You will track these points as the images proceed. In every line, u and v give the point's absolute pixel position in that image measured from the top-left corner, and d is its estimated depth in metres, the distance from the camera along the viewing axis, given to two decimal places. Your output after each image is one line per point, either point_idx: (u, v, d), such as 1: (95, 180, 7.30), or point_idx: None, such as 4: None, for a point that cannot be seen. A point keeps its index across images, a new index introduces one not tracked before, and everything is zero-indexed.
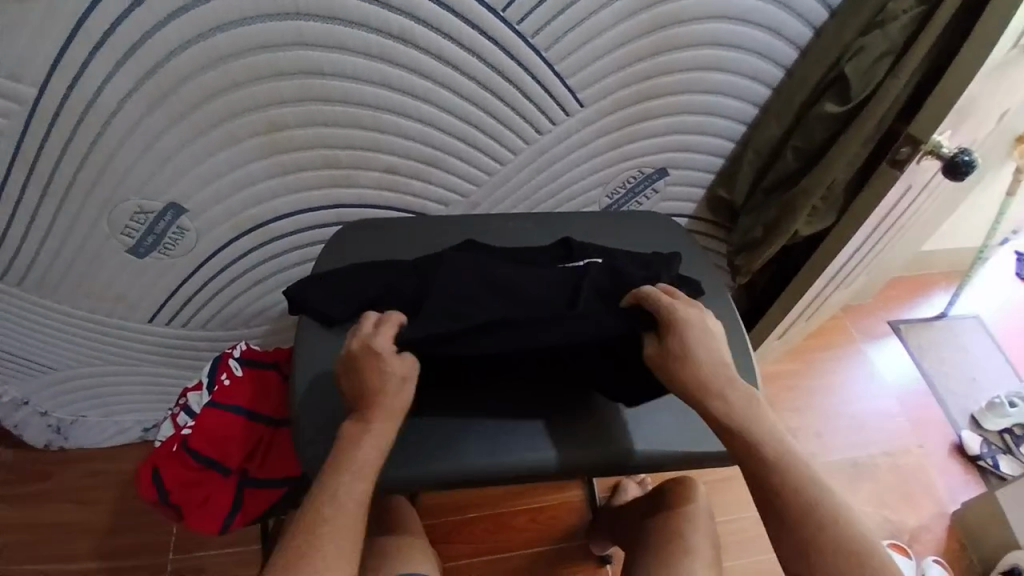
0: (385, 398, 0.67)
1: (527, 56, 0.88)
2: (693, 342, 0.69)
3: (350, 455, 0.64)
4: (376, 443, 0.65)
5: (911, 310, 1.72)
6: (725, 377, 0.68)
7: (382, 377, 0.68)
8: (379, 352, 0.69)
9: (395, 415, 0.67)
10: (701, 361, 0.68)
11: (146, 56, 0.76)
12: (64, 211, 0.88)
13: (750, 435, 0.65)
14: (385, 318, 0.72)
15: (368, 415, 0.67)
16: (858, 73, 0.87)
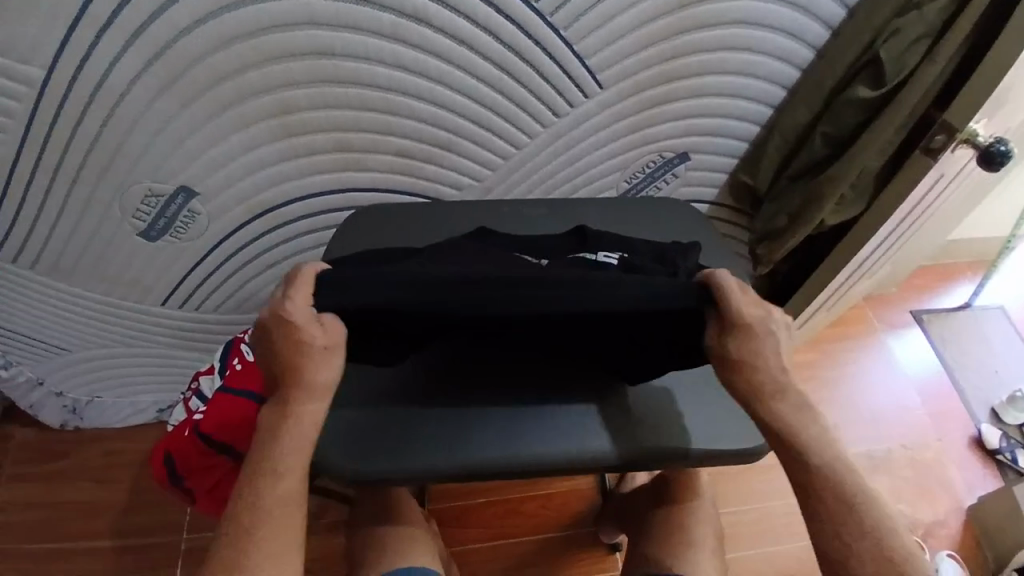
0: (308, 378, 0.61)
1: (545, 36, 0.85)
2: (755, 345, 0.63)
3: (272, 449, 0.60)
4: (295, 432, 0.61)
5: (934, 300, 1.68)
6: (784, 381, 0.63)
7: (302, 350, 0.60)
8: (293, 324, 0.60)
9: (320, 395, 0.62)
10: (762, 367, 0.63)
11: (155, 35, 0.74)
12: (75, 194, 0.87)
13: (803, 442, 0.62)
14: (295, 275, 0.62)
15: (286, 400, 0.61)
16: (892, 57, 0.83)
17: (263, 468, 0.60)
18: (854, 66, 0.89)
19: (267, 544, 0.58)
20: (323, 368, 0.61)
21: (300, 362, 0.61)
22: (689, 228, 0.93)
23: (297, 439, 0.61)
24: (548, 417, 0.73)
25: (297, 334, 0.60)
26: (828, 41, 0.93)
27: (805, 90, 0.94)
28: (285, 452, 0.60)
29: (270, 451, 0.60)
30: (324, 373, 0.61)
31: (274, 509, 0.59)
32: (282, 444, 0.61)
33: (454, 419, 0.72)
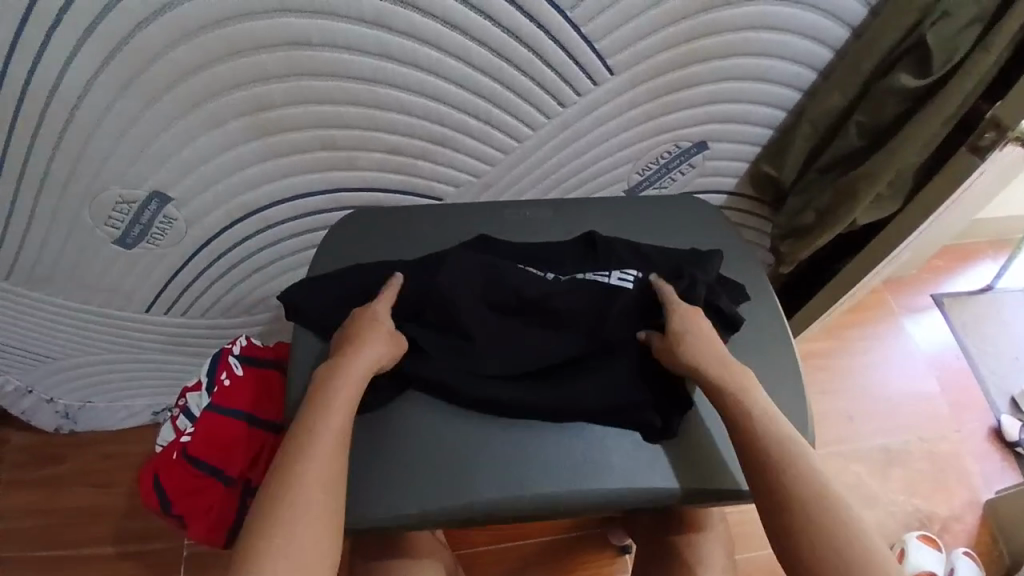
0: (363, 351, 0.67)
1: (548, 18, 0.76)
2: (693, 331, 0.70)
3: (322, 395, 0.63)
4: (345, 394, 0.63)
5: (958, 282, 1.60)
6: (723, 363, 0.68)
7: (369, 330, 0.69)
8: (372, 310, 0.71)
9: (369, 368, 0.66)
10: (696, 347, 0.69)
11: (110, 30, 0.67)
12: (41, 203, 0.80)
13: (751, 431, 0.63)
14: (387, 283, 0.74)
15: (339, 368, 0.65)
16: (941, 43, 0.74)
17: (312, 424, 0.61)
18: (894, 50, 0.79)
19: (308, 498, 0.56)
20: (380, 347, 0.68)
21: (362, 340, 0.68)
22: (706, 231, 0.86)
23: (342, 404, 0.63)
24: (557, 448, 0.69)
25: (373, 318, 0.70)
26: (863, 20, 0.83)
27: (840, 74, 0.84)
28: (334, 413, 0.62)
29: (321, 411, 0.62)
30: (380, 349, 0.68)
31: (320, 465, 0.58)
32: (336, 394, 0.63)
33: (454, 453, 0.68)
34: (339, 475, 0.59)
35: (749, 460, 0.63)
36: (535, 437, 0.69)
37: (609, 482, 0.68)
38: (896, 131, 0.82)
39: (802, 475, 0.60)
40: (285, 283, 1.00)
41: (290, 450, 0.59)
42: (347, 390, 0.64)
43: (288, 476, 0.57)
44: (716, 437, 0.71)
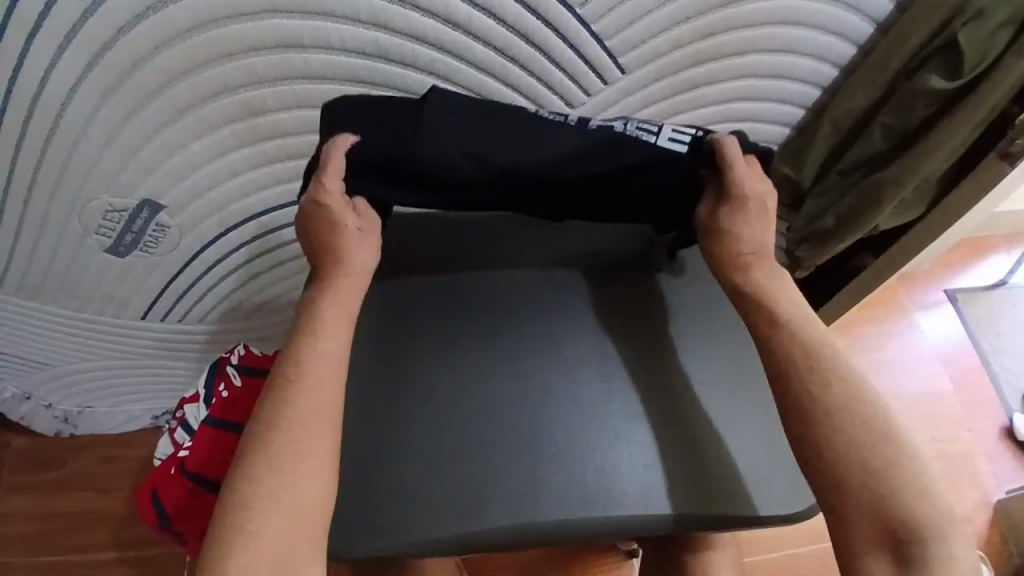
0: (349, 263, 0.67)
1: (556, 15, 0.71)
2: (751, 224, 0.69)
3: (310, 319, 0.64)
4: (336, 312, 0.65)
5: (972, 277, 1.56)
6: (767, 270, 0.69)
7: (342, 234, 0.67)
8: (338, 194, 0.67)
9: (358, 276, 0.67)
10: (747, 243, 0.69)
11: (92, 35, 0.63)
12: (29, 213, 0.78)
13: (810, 385, 0.61)
14: (336, 141, 0.66)
15: (328, 284, 0.66)
16: (972, 43, 0.70)
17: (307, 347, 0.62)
18: (923, 49, 0.75)
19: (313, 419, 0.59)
20: (361, 250, 0.67)
21: (344, 247, 0.67)
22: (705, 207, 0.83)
23: (334, 322, 0.64)
24: (564, 473, 0.66)
25: (336, 213, 0.67)
26: (889, 16, 0.79)
27: (864, 72, 0.80)
28: (328, 332, 0.63)
29: (313, 334, 0.63)
30: (361, 254, 0.68)
31: (317, 381, 0.61)
32: (323, 314, 0.64)
33: (456, 481, 0.66)
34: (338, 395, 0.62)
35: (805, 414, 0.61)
36: (541, 462, 0.67)
37: (617, 510, 0.65)
38: (922, 135, 0.78)
39: (856, 455, 0.58)
40: (283, 288, 0.97)
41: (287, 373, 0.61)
42: (338, 308, 0.65)
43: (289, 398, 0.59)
44: (727, 459, 0.68)
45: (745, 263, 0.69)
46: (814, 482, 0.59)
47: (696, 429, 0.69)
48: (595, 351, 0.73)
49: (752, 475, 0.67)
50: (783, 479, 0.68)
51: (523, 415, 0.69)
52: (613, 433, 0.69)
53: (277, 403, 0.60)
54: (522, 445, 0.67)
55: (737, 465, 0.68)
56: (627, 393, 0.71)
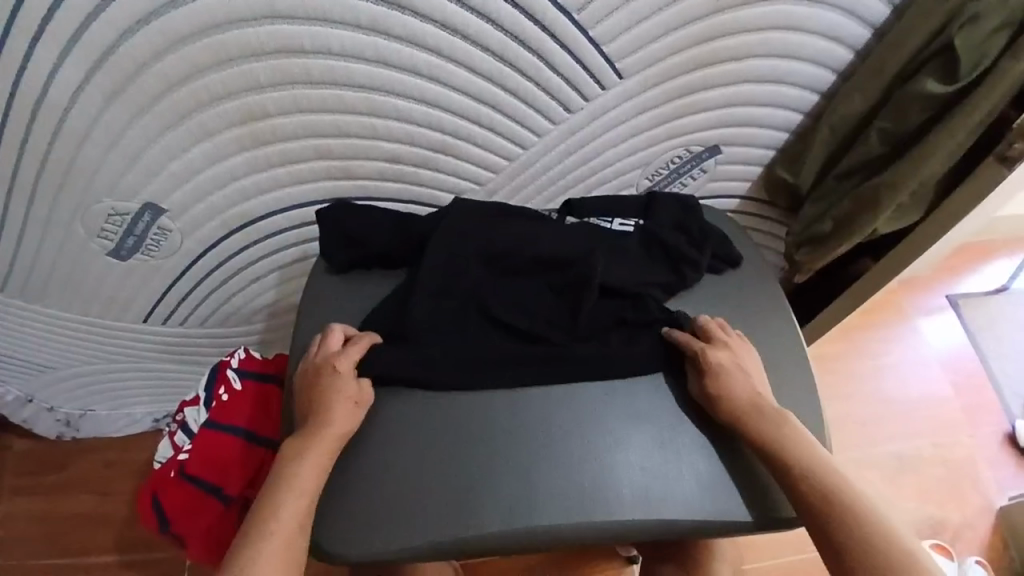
0: (332, 424, 0.66)
1: (554, 21, 0.72)
2: (737, 378, 0.69)
3: (287, 477, 0.63)
4: (311, 475, 0.63)
5: (973, 282, 1.55)
6: (772, 417, 0.67)
7: (334, 399, 0.67)
8: (336, 371, 0.69)
9: (341, 441, 0.66)
10: (738, 397, 0.68)
11: (94, 41, 0.64)
12: (32, 217, 0.78)
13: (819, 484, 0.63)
14: (353, 339, 0.71)
15: (308, 445, 0.65)
16: (967, 47, 0.71)
17: (272, 516, 0.60)
18: (921, 53, 0.76)
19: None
20: (347, 416, 0.67)
21: (329, 410, 0.67)
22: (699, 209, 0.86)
23: (308, 487, 0.63)
24: (561, 478, 0.66)
25: (335, 381, 0.68)
26: (886, 21, 0.80)
27: (861, 77, 0.80)
28: (297, 496, 0.62)
29: (285, 496, 0.62)
30: (348, 421, 0.67)
31: (281, 548, 0.59)
32: (302, 474, 0.63)
33: (453, 484, 0.66)
34: (295, 566, 0.60)
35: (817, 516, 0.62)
36: (538, 465, 0.67)
37: (614, 514, 0.65)
38: (920, 139, 0.78)
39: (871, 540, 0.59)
40: (282, 293, 0.97)
41: (246, 548, 0.59)
42: (314, 469, 0.64)
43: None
44: (734, 462, 0.69)
45: (747, 417, 0.67)
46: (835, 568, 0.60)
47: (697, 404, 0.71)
48: None
49: (747, 479, 0.68)
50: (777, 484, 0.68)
51: (521, 420, 0.69)
52: (612, 437, 0.68)
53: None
54: (521, 448, 0.67)
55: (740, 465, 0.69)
56: (628, 395, 0.71)
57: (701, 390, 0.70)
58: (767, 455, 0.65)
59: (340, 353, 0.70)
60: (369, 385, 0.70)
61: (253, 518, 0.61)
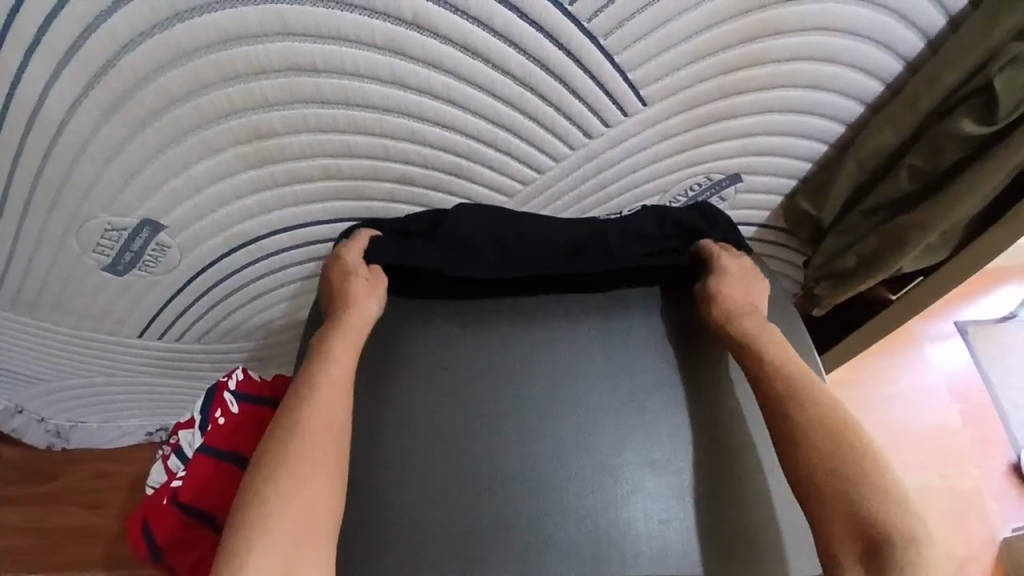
0: (354, 308, 0.70)
1: (579, 44, 0.68)
2: (736, 283, 0.74)
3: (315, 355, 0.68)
4: (343, 354, 0.68)
5: (983, 308, 1.53)
6: (758, 321, 0.72)
7: (349, 283, 0.72)
8: (349, 262, 0.73)
9: (364, 321, 0.71)
10: (735, 300, 0.73)
11: (93, 54, 0.61)
12: (25, 230, 0.75)
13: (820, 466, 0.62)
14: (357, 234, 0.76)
15: (332, 324, 0.70)
16: (1009, 87, 0.69)
17: (306, 384, 0.65)
18: (958, 90, 0.74)
19: (318, 455, 0.61)
20: (366, 295, 0.71)
21: (349, 295, 0.71)
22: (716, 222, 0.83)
23: (342, 363, 0.67)
24: (574, 527, 0.64)
25: (347, 268, 0.73)
26: (920, 53, 0.77)
27: (893, 111, 0.78)
28: (331, 366, 0.66)
29: (315, 368, 0.66)
30: (367, 299, 0.71)
31: (318, 410, 0.63)
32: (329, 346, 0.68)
33: (468, 529, 0.63)
34: (338, 429, 0.63)
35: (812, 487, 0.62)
36: (551, 515, 0.64)
37: (628, 569, 0.63)
38: (954, 178, 0.77)
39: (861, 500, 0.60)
40: (284, 310, 0.94)
41: (285, 414, 0.63)
42: (347, 348, 0.68)
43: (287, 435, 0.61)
44: (754, 516, 0.66)
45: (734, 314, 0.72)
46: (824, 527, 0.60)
47: (675, 324, 0.75)
48: (612, 395, 0.71)
49: (763, 534, 0.66)
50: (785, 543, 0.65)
51: (533, 465, 0.66)
52: (629, 485, 0.66)
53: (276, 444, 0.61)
54: (536, 497, 0.65)
55: (761, 521, 0.66)
56: (645, 440, 0.69)
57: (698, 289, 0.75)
58: (741, 347, 0.70)
59: (348, 246, 0.74)
60: (383, 273, 0.75)
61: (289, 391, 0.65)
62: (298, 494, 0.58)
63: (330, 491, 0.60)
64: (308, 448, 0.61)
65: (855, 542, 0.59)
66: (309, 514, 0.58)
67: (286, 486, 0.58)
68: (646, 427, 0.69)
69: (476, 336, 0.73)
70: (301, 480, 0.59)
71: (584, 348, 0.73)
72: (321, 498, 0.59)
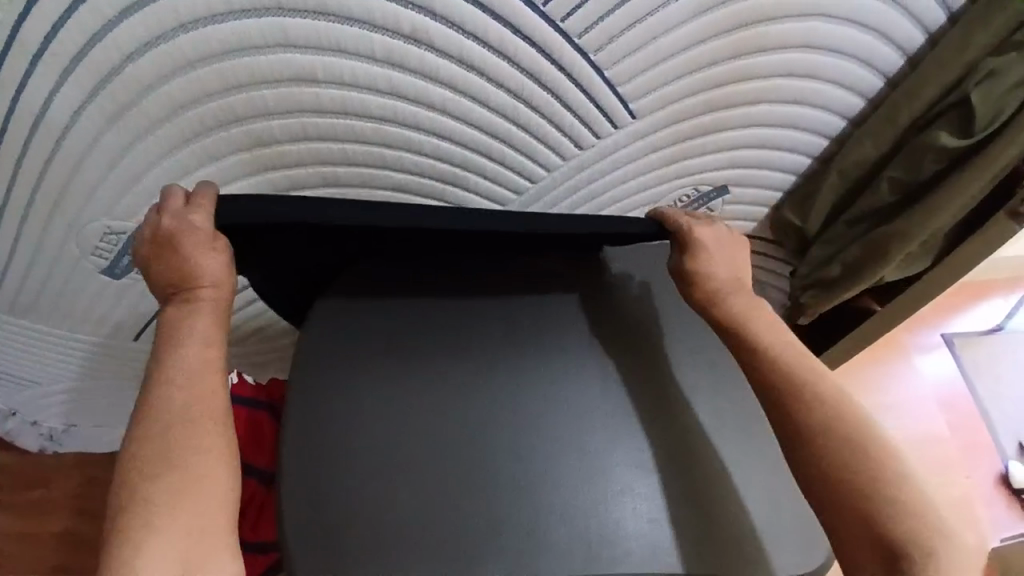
0: (207, 280, 0.65)
1: (569, 59, 0.71)
2: (719, 257, 0.73)
3: (167, 342, 0.62)
4: (204, 336, 0.63)
5: (969, 321, 1.56)
6: (746, 299, 0.72)
7: (194, 255, 0.64)
8: (194, 226, 0.65)
9: (221, 292, 0.66)
10: (720, 278, 0.73)
11: (98, 62, 0.63)
12: (24, 235, 0.76)
13: (838, 481, 0.62)
14: (195, 195, 0.66)
15: (186, 303, 0.64)
16: (985, 102, 0.74)
17: (165, 373, 0.61)
18: (937, 103, 0.78)
19: (194, 441, 0.59)
20: (216, 265, 0.65)
21: (200, 267, 0.65)
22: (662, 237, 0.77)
23: (203, 343, 0.63)
24: (565, 526, 0.65)
25: (191, 237, 0.65)
26: (900, 70, 0.80)
27: (875, 124, 0.83)
28: (187, 348, 0.62)
29: (170, 356, 0.62)
30: (219, 267, 0.66)
31: (184, 399, 0.60)
32: (180, 329, 0.63)
33: (460, 531, 0.65)
34: (205, 413, 0.61)
35: (831, 500, 0.62)
36: (542, 516, 0.66)
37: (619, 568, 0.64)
38: (932, 189, 0.82)
39: (883, 505, 0.60)
40: (280, 314, 0.96)
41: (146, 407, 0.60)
42: (206, 327, 0.64)
43: (153, 433, 0.59)
44: (737, 519, 0.68)
45: (724, 294, 0.72)
46: (848, 539, 0.61)
47: (634, 328, 0.77)
48: (600, 400, 0.72)
49: (745, 535, 0.67)
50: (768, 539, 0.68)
51: (525, 466, 0.68)
52: (616, 487, 0.68)
53: (145, 445, 0.58)
54: (526, 499, 0.66)
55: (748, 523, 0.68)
56: (631, 443, 0.70)
57: (674, 270, 0.74)
58: (736, 336, 0.70)
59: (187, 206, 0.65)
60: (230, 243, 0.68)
61: (143, 388, 0.61)
62: (182, 476, 0.57)
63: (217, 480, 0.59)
64: (177, 441, 0.59)
65: (877, 549, 0.59)
66: (198, 507, 0.57)
67: (167, 486, 0.57)
68: (634, 430, 0.71)
69: (469, 337, 0.75)
70: (186, 463, 0.58)
71: (577, 348, 0.75)
72: (210, 476, 0.58)
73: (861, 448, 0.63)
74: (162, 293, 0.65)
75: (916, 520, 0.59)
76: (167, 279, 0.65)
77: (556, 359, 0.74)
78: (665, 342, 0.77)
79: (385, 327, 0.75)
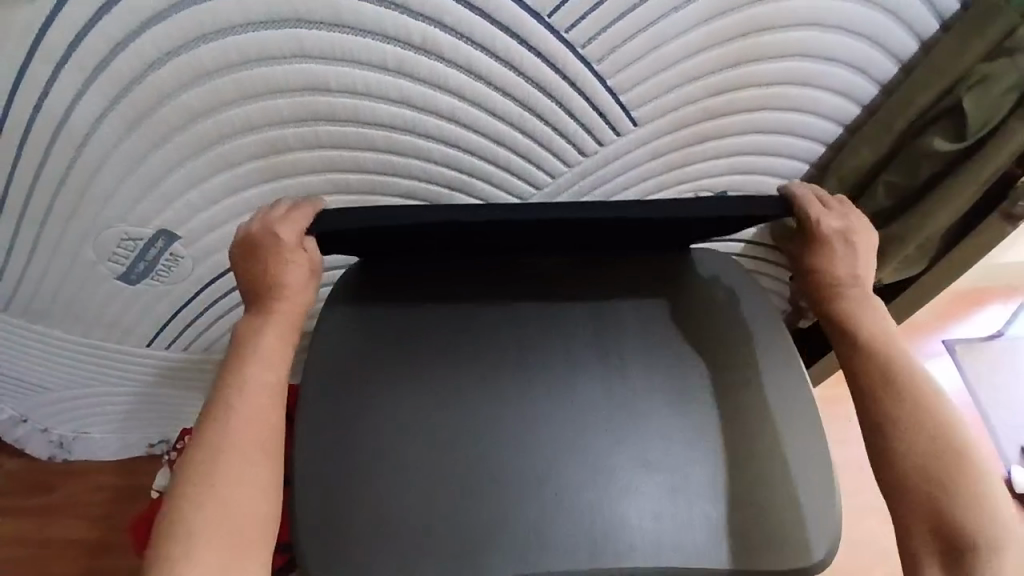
0: (288, 299, 0.71)
1: (574, 68, 0.73)
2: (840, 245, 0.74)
3: (249, 347, 0.68)
4: (273, 346, 0.69)
5: (970, 328, 1.57)
6: (858, 292, 0.73)
7: (282, 271, 0.70)
8: (279, 241, 0.70)
9: (300, 311, 0.71)
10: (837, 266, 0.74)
11: (120, 72, 0.65)
12: (43, 240, 0.78)
13: (910, 477, 0.64)
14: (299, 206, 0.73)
15: (268, 315, 0.70)
16: (977, 107, 0.76)
17: (240, 380, 0.66)
18: (929, 110, 0.80)
19: (249, 451, 0.63)
20: (299, 285, 0.71)
21: (282, 278, 0.70)
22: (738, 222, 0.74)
23: (276, 358, 0.68)
24: (571, 523, 0.66)
25: (278, 253, 0.70)
26: (894, 77, 0.83)
27: (869, 131, 0.85)
28: (261, 361, 0.67)
29: (245, 365, 0.67)
30: (303, 289, 0.71)
31: (251, 409, 0.65)
32: (261, 340, 0.68)
33: (467, 529, 0.66)
34: (267, 426, 0.65)
35: (898, 494, 0.64)
36: (549, 513, 0.67)
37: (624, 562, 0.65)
38: (926, 192, 0.85)
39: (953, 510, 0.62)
40: None
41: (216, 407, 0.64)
42: (276, 342, 0.69)
43: (214, 436, 0.63)
44: (738, 513, 0.68)
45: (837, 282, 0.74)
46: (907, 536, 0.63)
47: (642, 324, 0.78)
48: (606, 399, 0.73)
49: (743, 526, 0.67)
50: (770, 535, 0.67)
51: (533, 463, 0.69)
52: (622, 484, 0.69)
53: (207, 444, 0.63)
54: (533, 496, 0.67)
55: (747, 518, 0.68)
56: (637, 442, 0.71)
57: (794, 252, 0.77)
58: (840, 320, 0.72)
59: (282, 218, 0.71)
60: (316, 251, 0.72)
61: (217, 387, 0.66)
62: (224, 487, 0.61)
63: (258, 492, 0.62)
64: (236, 447, 0.63)
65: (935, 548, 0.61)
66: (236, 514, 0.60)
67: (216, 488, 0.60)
68: (640, 429, 0.72)
69: (476, 338, 0.76)
70: (227, 472, 0.61)
71: (583, 349, 0.76)
72: (250, 488, 0.61)
73: (938, 452, 0.64)
74: (249, 303, 0.72)
75: (987, 517, 0.61)
76: (252, 288, 0.72)
77: (563, 359, 0.76)
78: (683, 332, 0.77)
79: (394, 329, 0.77)
